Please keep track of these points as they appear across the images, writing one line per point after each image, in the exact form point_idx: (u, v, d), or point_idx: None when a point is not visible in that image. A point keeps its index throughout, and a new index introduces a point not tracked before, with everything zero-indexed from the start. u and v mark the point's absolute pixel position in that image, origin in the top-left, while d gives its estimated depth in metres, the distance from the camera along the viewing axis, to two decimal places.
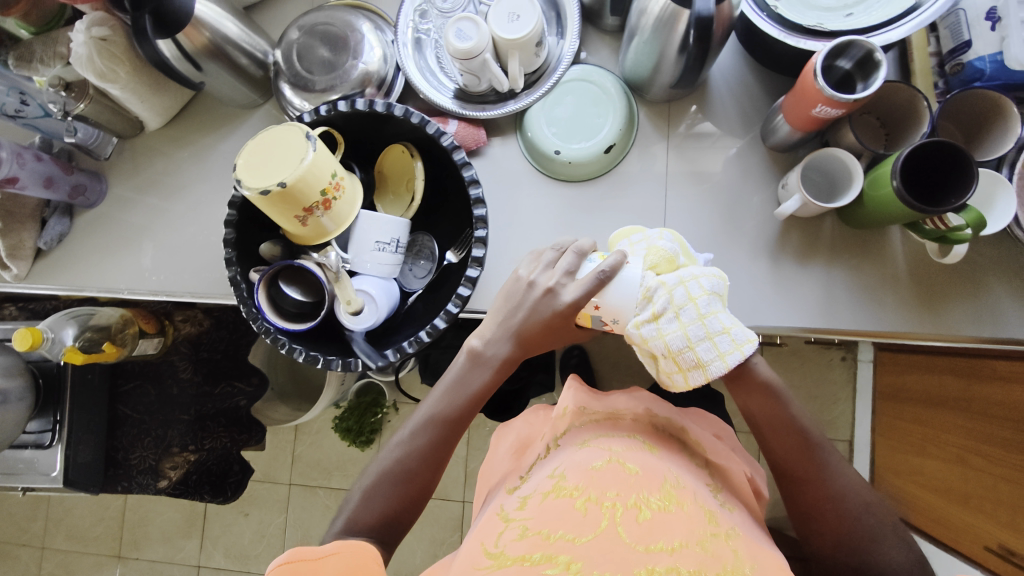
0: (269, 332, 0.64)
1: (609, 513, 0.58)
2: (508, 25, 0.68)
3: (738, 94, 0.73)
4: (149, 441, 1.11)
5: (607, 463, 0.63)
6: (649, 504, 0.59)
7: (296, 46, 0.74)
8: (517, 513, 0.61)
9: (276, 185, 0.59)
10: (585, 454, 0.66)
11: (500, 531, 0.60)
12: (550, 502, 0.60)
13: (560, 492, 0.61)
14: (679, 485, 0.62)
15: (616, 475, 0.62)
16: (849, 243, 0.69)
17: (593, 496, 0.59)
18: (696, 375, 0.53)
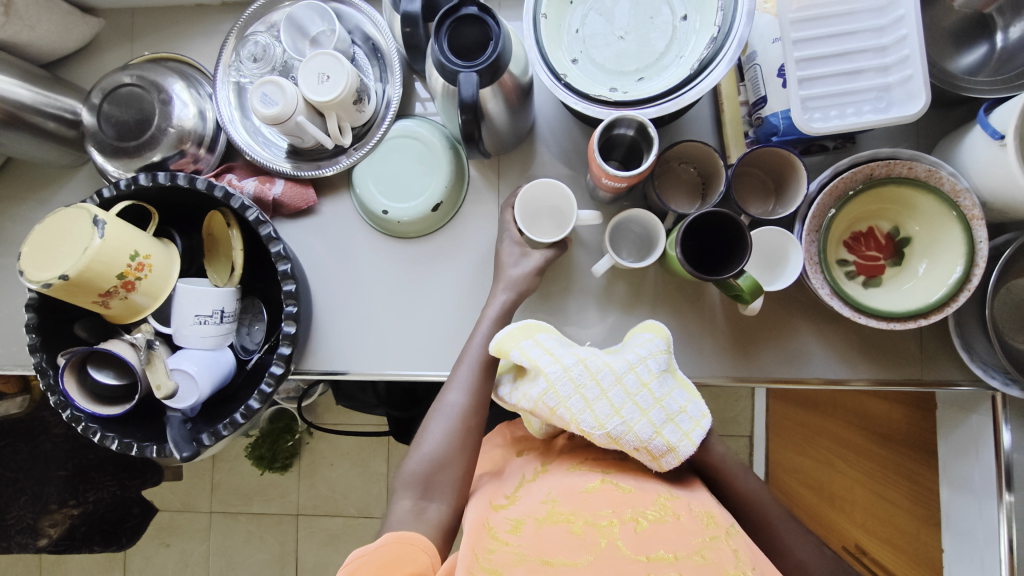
0: (79, 420, 0.62)
1: (605, 533, 0.52)
2: (319, 87, 0.66)
3: (565, 145, 0.73)
4: (25, 500, 1.07)
5: (600, 484, 0.57)
6: (645, 516, 0.53)
7: (104, 109, 0.71)
8: (509, 536, 0.53)
9: (57, 277, 0.57)
10: (577, 475, 0.59)
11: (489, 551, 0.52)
12: (545, 530, 0.52)
13: (554, 518, 0.54)
14: (673, 496, 0.56)
15: (610, 495, 0.56)
16: (671, 292, 0.70)
17: (589, 518, 0.53)
18: (670, 458, 0.55)
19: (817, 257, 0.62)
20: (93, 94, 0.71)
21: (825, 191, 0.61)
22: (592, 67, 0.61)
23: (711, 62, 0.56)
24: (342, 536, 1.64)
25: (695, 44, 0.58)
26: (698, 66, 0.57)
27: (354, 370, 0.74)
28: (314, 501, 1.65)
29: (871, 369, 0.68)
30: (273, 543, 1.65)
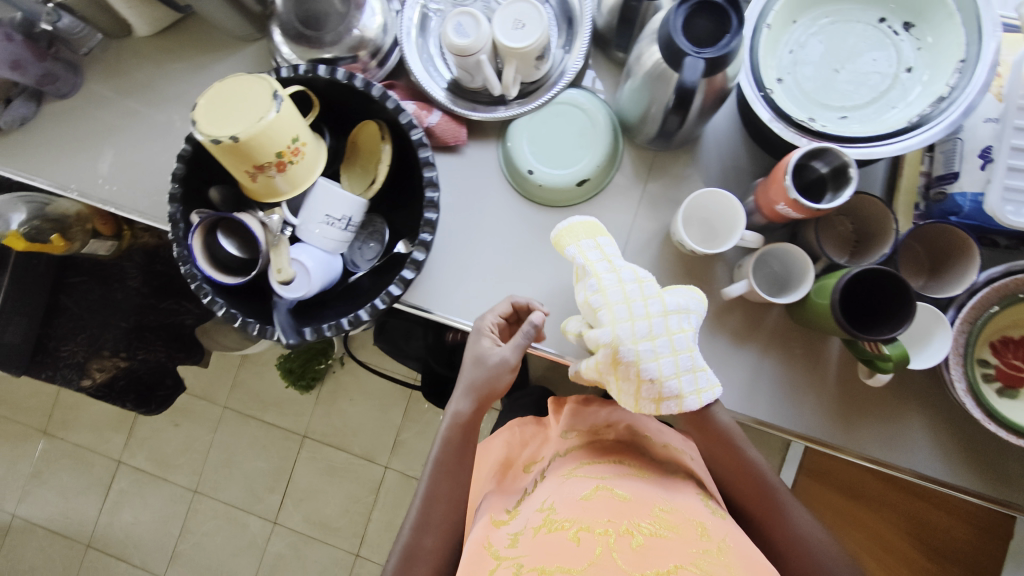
0: (195, 278, 0.63)
1: (602, 541, 0.58)
2: (512, 32, 0.66)
3: (725, 162, 0.71)
4: (83, 338, 1.10)
5: (596, 491, 0.64)
6: (641, 529, 0.59)
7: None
8: (508, 550, 0.61)
9: (228, 137, 0.58)
10: (573, 484, 0.66)
11: (492, 567, 0.60)
12: (543, 538, 0.60)
13: (551, 526, 0.61)
14: (668, 508, 0.62)
15: (606, 504, 0.62)
16: (788, 338, 0.69)
17: (588, 526, 0.60)
18: (671, 405, 0.55)
19: (963, 349, 0.59)
20: None
21: (993, 286, 0.59)
22: (797, 91, 0.58)
23: (930, 120, 0.55)
24: (340, 469, 1.67)
25: (913, 98, 0.56)
26: (914, 120, 0.55)
27: (449, 316, 0.74)
28: (324, 429, 1.69)
29: (971, 479, 0.66)
30: (275, 455, 1.70)
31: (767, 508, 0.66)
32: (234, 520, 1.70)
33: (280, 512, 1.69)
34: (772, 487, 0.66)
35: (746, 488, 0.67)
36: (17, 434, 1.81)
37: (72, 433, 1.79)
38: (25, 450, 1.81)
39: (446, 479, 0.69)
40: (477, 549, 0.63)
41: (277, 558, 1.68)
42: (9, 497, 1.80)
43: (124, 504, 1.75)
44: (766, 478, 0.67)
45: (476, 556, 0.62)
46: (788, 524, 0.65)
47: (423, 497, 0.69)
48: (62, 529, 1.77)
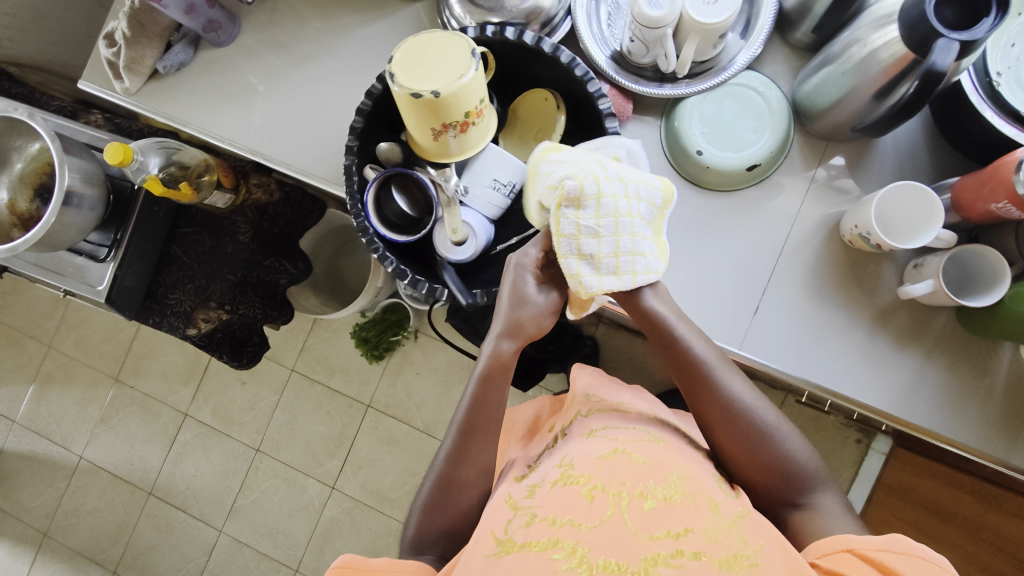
0: (367, 232, 0.62)
1: (615, 502, 0.54)
2: (704, 7, 0.64)
3: (902, 156, 0.68)
4: (191, 288, 1.11)
5: (615, 454, 0.61)
6: (655, 494, 0.55)
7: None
8: (525, 500, 0.59)
9: (430, 92, 0.57)
10: (593, 443, 0.64)
11: (508, 518, 0.56)
12: (558, 491, 0.57)
13: (568, 480, 0.58)
14: (684, 476, 0.57)
15: (626, 464, 0.59)
16: (955, 344, 0.66)
17: (602, 485, 0.56)
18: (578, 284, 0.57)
19: None
20: None
21: None
22: (1017, 86, 0.56)
23: None
24: (400, 441, 1.67)
25: None
26: None
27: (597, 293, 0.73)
28: (387, 400, 1.69)
29: None
30: (337, 421, 1.71)
31: (700, 388, 0.57)
32: (292, 481, 1.72)
33: (338, 478, 1.69)
34: (705, 359, 0.57)
35: (681, 365, 0.58)
36: (90, 378, 1.86)
37: (142, 381, 1.83)
38: (96, 395, 1.86)
39: (484, 431, 0.62)
40: (497, 504, 0.60)
41: (331, 522, 1.68)
42: (77, 439, 1.86)
43: (186, 456, 1.79)
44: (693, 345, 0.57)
45: (494, 510, 0.59)
46: (721, 396, 0.57)
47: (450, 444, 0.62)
48: (125, 474, 1.82)
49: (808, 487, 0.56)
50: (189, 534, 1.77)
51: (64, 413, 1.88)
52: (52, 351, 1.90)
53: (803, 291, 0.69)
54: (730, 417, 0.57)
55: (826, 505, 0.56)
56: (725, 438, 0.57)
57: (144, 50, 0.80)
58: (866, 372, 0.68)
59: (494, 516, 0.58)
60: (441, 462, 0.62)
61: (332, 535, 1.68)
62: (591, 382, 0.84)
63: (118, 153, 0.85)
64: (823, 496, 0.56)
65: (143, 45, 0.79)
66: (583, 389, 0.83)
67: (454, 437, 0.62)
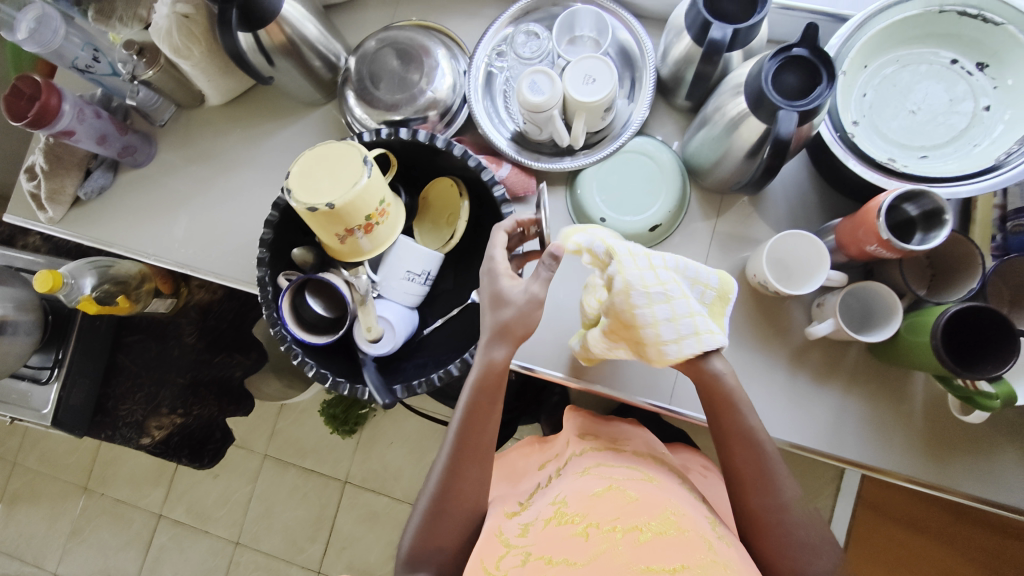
0: (285, 340, 0.64)
1: (608, 538, 0.56)
2: (584, 87, 0.68)
3: (793, 200, 0.71)
4: (140, 397, 1.10)
5: (607, 490, 0.61)
6: (649, 528, 0.56)
7: (377, 48, 0.75)
8: (518, 539, 0.60)
9: (325, 204, 0.59)
10: (587, 480, 0.64)
11: (500, 553, 0.59)
12: (551, 529, 0.60)
13: (561, 518, 0.60)
14: (678, 512, 0.57)
15: (616, 501, 0.59)
16: (872, 374, 0.68)
17: (596, 522, 0.58)
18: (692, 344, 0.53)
19: None
20: (367, 41, 0.76)
21: None
22: (874, 133, 0.60)
23: (1014, 158, 0.55)
24: (381, 515, 1.63)
25: (1004, 124, 0.57)
26: (1002, 157, 0.56)
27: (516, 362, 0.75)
28: (364, 474, 1.66)
29: None
30: (315, 503, 1.67)
31: (752, 480, 0.54)
32: (275, 572, 1.66)
33: (322, 562, 1.64)
34: (765, 459, 0.55)
35: (738, 458, 0.56)
36: (58, 491, 1.81)
37: (112, 487, 1.78)
38: (66, 507, 1.80)
39: (472, 474, 0.59)
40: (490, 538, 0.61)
41: None
42: (50, 557, 1.79)
43: (163, 559, 1.72)
44: (759, 442, 0.55)
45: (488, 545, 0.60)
46: (744, 430, 0.55)
47: (440, 470, 0.60)
48: None
49: None
50: None
51: (33, 532, 1.81)
52: (16, 468, 1.85)
53: None
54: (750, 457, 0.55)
55: None
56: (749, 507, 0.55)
57: (63, 180, 0.81)
58: (793, 411, 0.69)
59: (486, 548, 0.60)
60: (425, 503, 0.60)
61: None
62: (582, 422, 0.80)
63: (46, 281, 0.86)
64: None
65: (61, 176, 0.81)
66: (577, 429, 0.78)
67: (441, 475, 0.59)
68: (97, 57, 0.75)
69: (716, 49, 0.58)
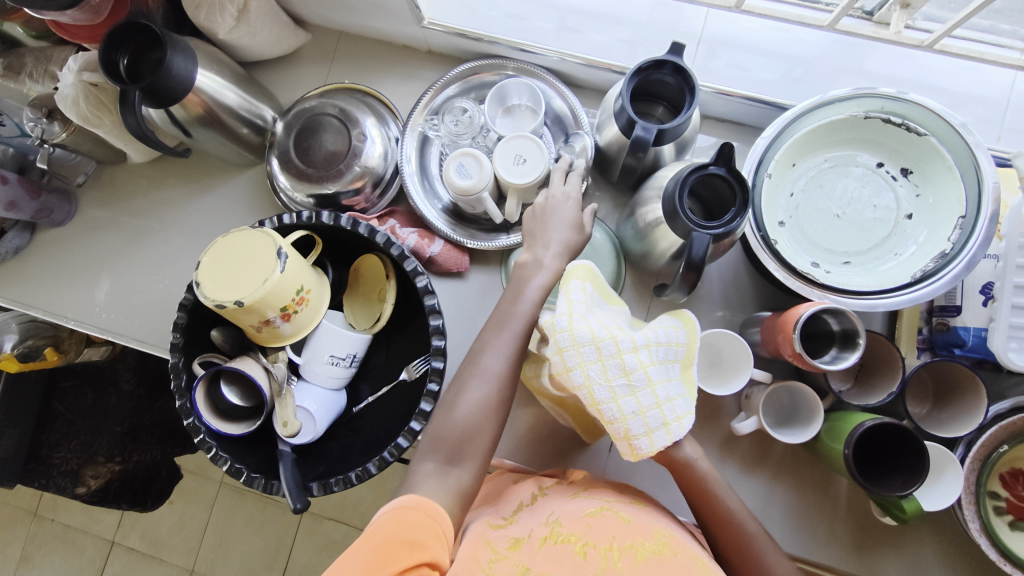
0: (198, 432, 0.62)
1: (607, 558, 0.52)
2: (513, 168, 0.66)
3: (729, 284, 0.70)
4: (75, 445, 1.07)
5: (601, 510, 0.59)
6: (644, 547, 0.54)
7: (328, 103, 0.72)
8: (508, 550, 0.54)
9: (233, 301, 0.57)
10: (579, 501, 0.61)
11: (490, 561, 0.52)
12: (546, 548, 0.54)
13: (556, 538, 0.55)
14: (668, 535, 0.57)
15: (611, 523, 0.57)
16: (802, 464, 0.67)
17: (592, 542, 0.54)
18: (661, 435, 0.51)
19: (974, 487, 0.58)
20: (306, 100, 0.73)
21: (1001, 424, 0.58)
22: (798, 235, 0.59)
23: (932, 276, 0.54)
24: (340, 544, 1.62)
25: (917, 244, 0.57)
26: (918, 275, 0.55)
27: None
28: (322, 503, 1.64)
29: None
30: (272, 531, 1.65)
31: (743, 559, 0.55)
32: None
33: None
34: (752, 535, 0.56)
35: (726, 537, 0.57)
36: (7, 516, 1.76)
37: (64, 513, 1.74)
38: (16, 532, 1.76)
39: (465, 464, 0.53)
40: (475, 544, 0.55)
41: None
42: None
43: None
44: (742, 521, 0.56)
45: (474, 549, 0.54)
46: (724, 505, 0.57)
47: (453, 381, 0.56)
48: None
49: None
50: None
51: None
52: None
53: None
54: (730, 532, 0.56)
55: None
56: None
57: None
58: None
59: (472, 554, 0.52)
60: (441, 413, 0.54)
61: None
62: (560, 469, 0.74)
63: None
64: None
65: None
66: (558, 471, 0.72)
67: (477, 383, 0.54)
68: (0, 120, 0.71)
69: (638, 149, 0.56)
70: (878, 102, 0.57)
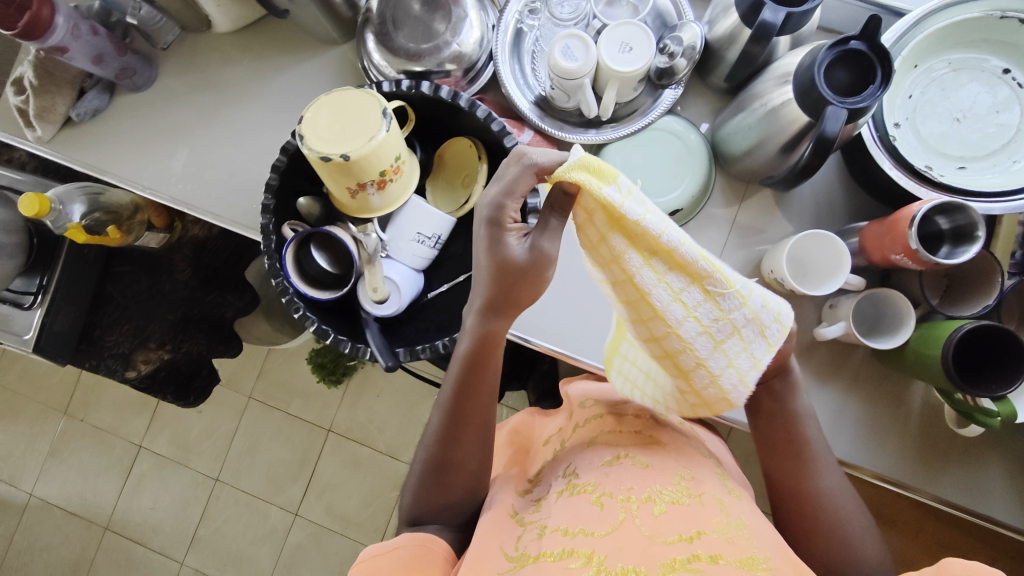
0: (286, 293, 0.62)
1: (625, 508, 0.57)
2: (619, 56, 0.64)
3: (820, 198, 0.70)
4: (128, 329, 1.08)
5: (619, 460, 0.64)
6: (664, 496, 0.57)
7: None
8: (533, 515, 0.64)
9: (340, 155, 0.56)
10: (592, 454, 0.67)
11: (517, 534, 0.61)
12: (565, 500, 0.61)
13: (573, 491, 0.62)
14: (689, 478, 0.61)
15: (630, 471, 0.61)
16: (873, 378, 0.69)
17: (610, 493, 0.59)
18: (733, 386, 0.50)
19: None
20: None
21: None
22: (914, 137, 0.58)
23: None
24: (365, 463, 1.66)
25: None
26: None
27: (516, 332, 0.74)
28: (348, 424, 1.68)
29: None
30: (298, 446, 1.69)
31: (793, 453, 0.61)
32: (254, 509, 1.69)
33: (301, 504, 1.67)
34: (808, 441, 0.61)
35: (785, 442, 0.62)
36: (37, 412, 1.80)
37: (93, 413, 1.78)
38: (45, 428, 1.80)
39: (467, 447, 0.64)
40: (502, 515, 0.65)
41: (296, 548, 1.66)
42: (27, 476, 1.80)
43: (143, 487, 1.75)
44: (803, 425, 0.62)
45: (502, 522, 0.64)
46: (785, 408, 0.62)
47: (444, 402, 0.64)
48: (80, 510, 1.77)
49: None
50: (149, 568, 1.72)
51: (12, 450, 1.81)
52: None
53: None
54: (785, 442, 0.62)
55: None
56: (792, 484, 0.60)
57: (54, 98, 0.77)
58: None
59: (501, 528, 0.63)
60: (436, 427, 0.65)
61: (297, 561, 1.66)
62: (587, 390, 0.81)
63: (33, 204, 0.82)
64: None
65: (53, 94, 0.76)
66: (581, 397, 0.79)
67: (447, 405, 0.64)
68: None
69: (765, 34, 0.55)
70: (1013, 3, 0.56)
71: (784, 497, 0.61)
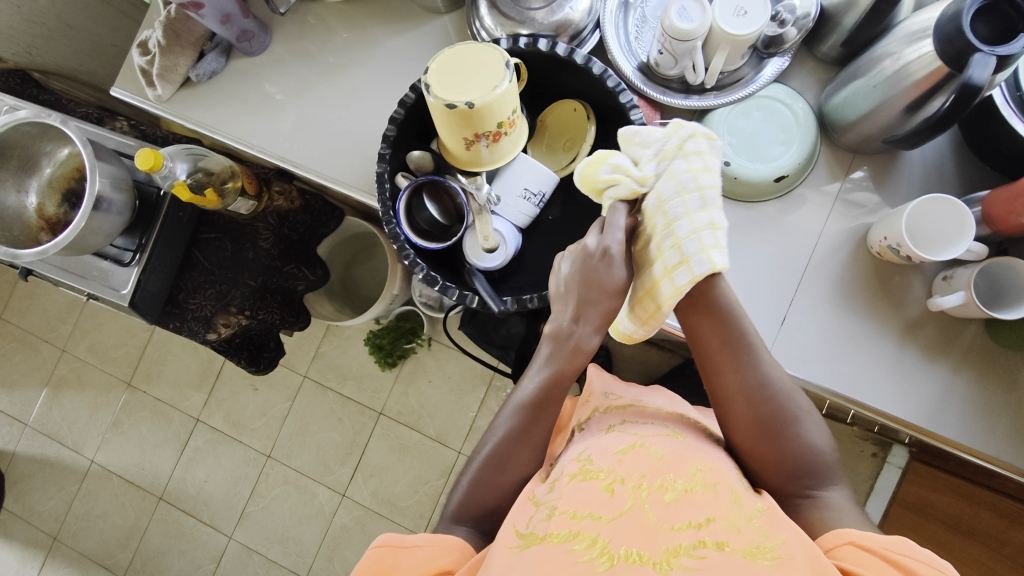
0: (398, 239, 0.63)
1: (636, 496, 0.52)
2: (733, 19, 0.63)
3: (930, 169, 0.69)
4: (211, 293, 1.11)
5: (635, 448, 0.59)
6: (676, 486, 0.53)
7: None
8: (545, 494, 0.57)
9: (465, 103, 0.58)
10: (611, 439, 0.62)
11: (529, 513, 0.55)
12: (576, 484, 0.55)
13: (586, 476, 0.56)
14: (705, 468, 0.56)
15: (644, 458, 0.57)
16: (986, 357, 0.67)
17: (622, 479, 0.54)
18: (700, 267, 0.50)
19: None
20: None
21: None
22: None
23: None
24: (413, 449, 1.67)
25: None
26: None
27: None
28: (399, 408, 1.69)
29: None
30: (349, 428, 1.71)
31: (728, 353, 0.57)
32: (303, 489, 1.71)
33: (349, 486, 1.69)
34: (740, 336, 0.57)
35: (708, 339, 0.58)
36: (103, 382, 1.87)
37: (155, 387, 1.84)
38: (109, 399, 1.87)
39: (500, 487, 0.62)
40: (520, 501, 0.58)
41: (342, 530, 1.67)
42: (90, 443, 1.87)
43: (197, 461, 1.79)
44: (736, 318, 0.57)
45: (517, 506, 0.58)
46: (749, 374, 0.57)
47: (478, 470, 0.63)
48: (136, 479, 1.82)
49: (821, 476, 0.56)
50: (199, 540, 1.76)
51: (76, 418, 1.88)
52: (65, 355, 1.91)
53: (833, 303, 0.69)
54: (756, 406, 0.57)
55: (836, 501, 0.54)
56: (729, 381, 0.58)
57: (177, 58, 0.81)
58: (897, 383, 0.68)
59: (517, 513, 0.56)
60: (459, 497, 0.62)
61: (342, 543, 1.67)
62: (605, 383, 0.82)
63: (149, 158, 0.87)
64: (828, 488, 0.55)
65: (177, 54, 0.81)
66: (600, 388, 0.80)
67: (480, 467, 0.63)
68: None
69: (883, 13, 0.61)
70: None
71: (731, 412, 0.59)
